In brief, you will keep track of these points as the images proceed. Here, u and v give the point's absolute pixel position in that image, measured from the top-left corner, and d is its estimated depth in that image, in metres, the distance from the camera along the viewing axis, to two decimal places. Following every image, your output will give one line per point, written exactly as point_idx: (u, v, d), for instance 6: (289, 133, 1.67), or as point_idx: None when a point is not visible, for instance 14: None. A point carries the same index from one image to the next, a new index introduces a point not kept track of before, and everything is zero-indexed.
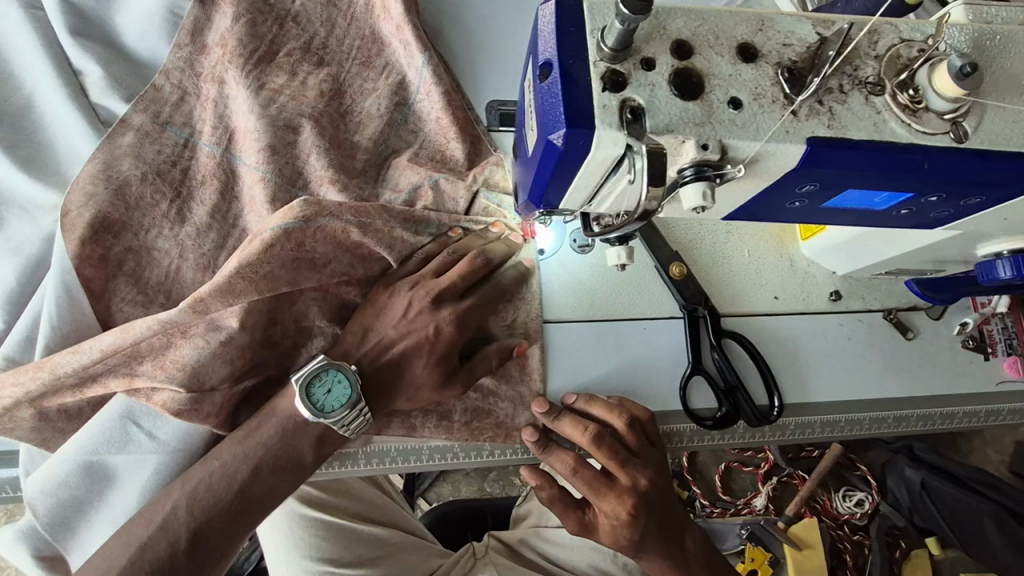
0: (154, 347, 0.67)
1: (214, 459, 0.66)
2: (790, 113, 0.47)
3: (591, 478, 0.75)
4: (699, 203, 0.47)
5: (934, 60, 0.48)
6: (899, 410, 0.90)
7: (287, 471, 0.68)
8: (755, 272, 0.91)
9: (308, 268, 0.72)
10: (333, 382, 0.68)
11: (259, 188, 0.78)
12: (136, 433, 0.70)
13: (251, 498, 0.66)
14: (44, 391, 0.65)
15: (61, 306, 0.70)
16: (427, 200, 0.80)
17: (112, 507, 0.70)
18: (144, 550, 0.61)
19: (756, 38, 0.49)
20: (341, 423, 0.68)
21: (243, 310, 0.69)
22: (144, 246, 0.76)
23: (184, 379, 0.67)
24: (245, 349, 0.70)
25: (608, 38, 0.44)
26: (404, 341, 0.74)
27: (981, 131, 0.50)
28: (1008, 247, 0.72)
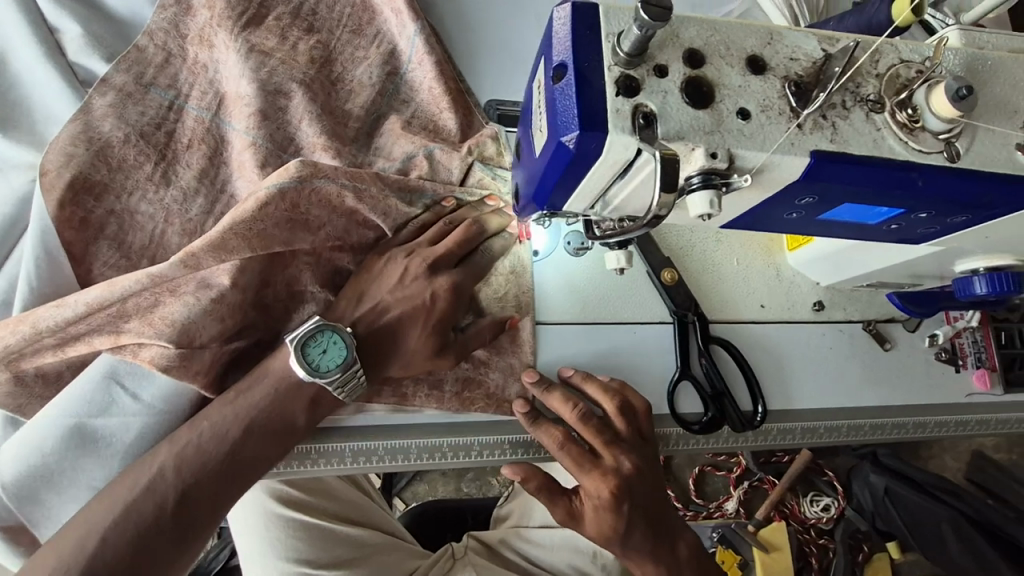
0: (139, 304, 0.65)
1: (201, 422, 0.64)
2: (795, 126, 0.48)
3: (577, 455, 0.74)
4: (706, 211, 0.47)
5: (932, 81, 0.50)
6: (874, 418, 0.93)
7: (275, 435, 0.67)
8: (742, 280, 0.93)
9: (302, 229, 0.70)
10: (327, 344, 0.67)
11: (249, 153, 0.76)
12: (120, 395, 0.67)
13: (240, 460, 0.64)
14: (23, 345, 0.63)
15: (41, 266, 0.69)
16: (421, 169, 0.78)
17: (91, 473, 0.67)
18: (131, 508, 0.59)
19: (765, 51, 0.50)
20: (338, 383, 0.67)
21: (236, 268, 0.67)
22: (128, 209, 0.73)
23: (172, 335, 0.65)
24: (237, 308, 0.68)
25: (624, 43, 0.45)
26: (400, 308, 0.73)
27: (972, 152, 0.52)
28: (985, 266, 0.75)
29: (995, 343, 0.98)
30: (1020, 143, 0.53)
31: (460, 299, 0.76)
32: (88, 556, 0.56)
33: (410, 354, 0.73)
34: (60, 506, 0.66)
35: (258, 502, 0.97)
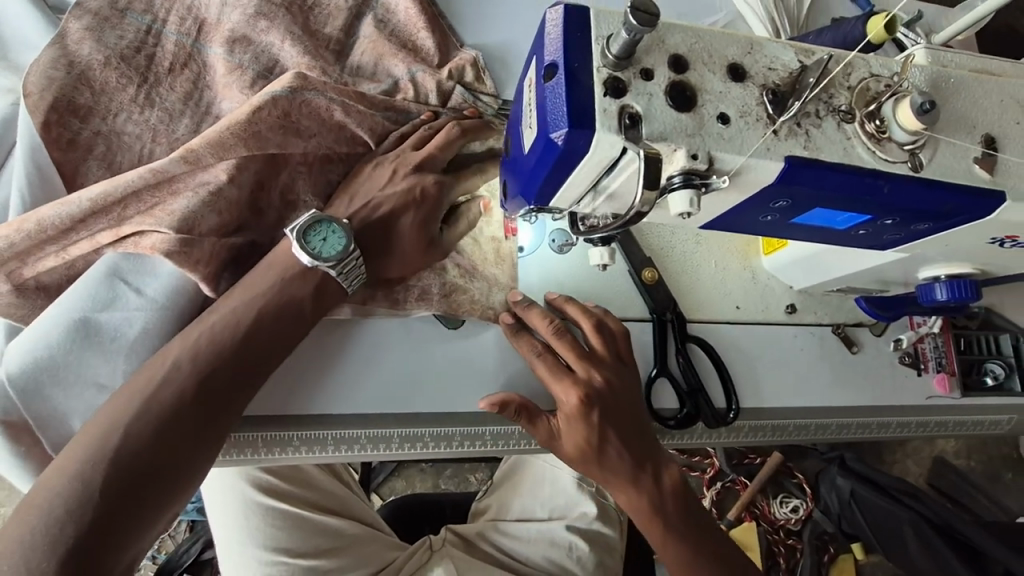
0: (140, 205, 0.67)
1: (210, 316, 0.66)
2: (771, 132, 0.51)
3: (552, 365, 0.77)
4: (686, 209, 0.50)
5: (899, 95, 0.53)
6: (840, 418, 0.97)
7: (286, 322, 0.68)
8: (719, 282, 0.96)
9: (294, 136, 0.72)
10: (325, 234, 0.69)
11: (236, 76, 0.78)
12: (123, 288, 0.68)
13: (254, 346, 0.66)
14: (27, 245, 0.65)
15: (31, 179, 0.70)
16: (407, 92, 0.82)
17: (99, 368, 0.67)
18: (152, 401, 0.60)
19: (745, 60, 0.52)
20: (339, 268, 0.70)
21: (234, 166, 0.70)
22: (114, 130, 0.74)
23: (172, 222, 0.66)
24: (235, 204, 0.70)
25: (613, 46, 0.47)
26: (385, 206, 0.74)
27: (934, 162, 0.56)
28: (946, 273, 0.79)
29: (955, 347, 1.03)
30: (977, 156, 0.57)
31: (448, 197, 0.78)
32: (116, 447, 0.58)
33: (402, 254, 0.76)
34: (69, 404, 0.66)
35: (237, 491, 0.97)
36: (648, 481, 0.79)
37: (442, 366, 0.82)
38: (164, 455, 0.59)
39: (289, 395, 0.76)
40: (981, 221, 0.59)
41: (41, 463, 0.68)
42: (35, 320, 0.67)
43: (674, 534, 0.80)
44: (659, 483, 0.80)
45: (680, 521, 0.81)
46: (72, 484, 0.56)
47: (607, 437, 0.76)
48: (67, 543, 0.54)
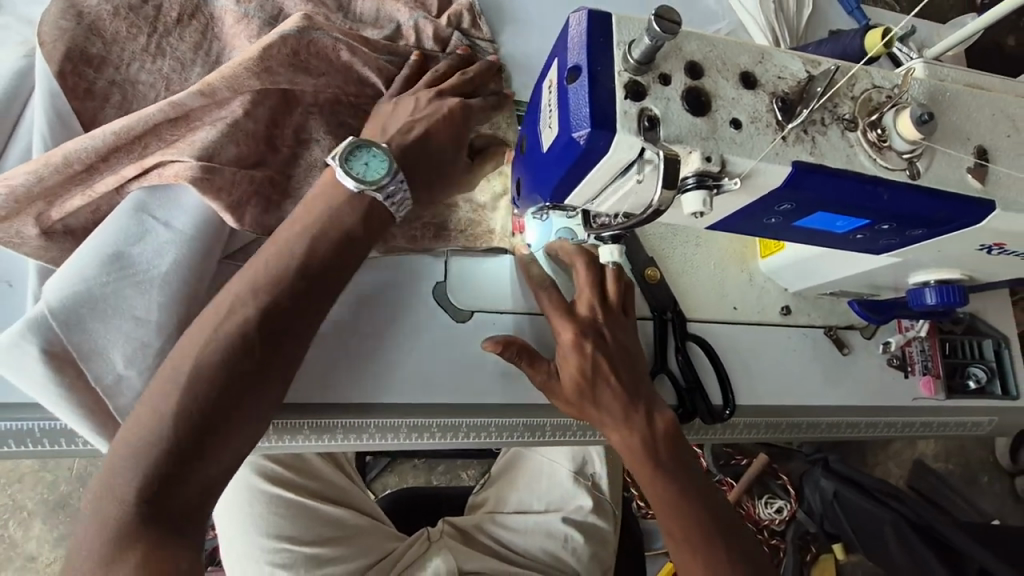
0: (160, 141, 0.71)
1: (268, 250, 0.65)
2: (780, 138, 0.54)
3: (559, 306, 0.81)
4: (699, 209, 0.53)
5: (899, 106, 0.56)
6: (830, 417, 1.01)
7: (342, 253, 0.67)
8: (717, 283, 0.99)
9: (303, 72, 0.76)
10: (366, 159, 0.68)
11: (244, 24, 0.81)
12: (153, 223, 0.70)
13: (314, 278, 0.65)
14: (57, 179, 0.69)
15: (51, 119, 0.73)
16: (410, 37, 0.86)
17: (134, 300, 0.68)
18: (218, 338, 0.60)
19: (757, 68, 0.55)
20: (381, 193, 0.69)
21: (250, 101, 0.74)
22: (129, 80, 0.77)
23: (194, 152, 0.70)
24: (252, 137, 0.74)
25: (636, 52, 0.49)
26: (419, 128, 0.73)
27: (930, 171, 0.59)
28: (936, 278, 0.83)
29: (941, 352, 1.07)
30: (971, 165, 0.60)
31: (470, 121, 0.79)
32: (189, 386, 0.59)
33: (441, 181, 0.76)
34: (104, 339, 0.66)
35: (246, 482, 0.98)
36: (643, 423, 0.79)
37: (452, 353, 0.83)
38: (243, 395, 0.61)
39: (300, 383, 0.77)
40: (971, 229, 0.62)
41: (83, 396, 0.68)
42: (66, 261, 0.69)
43: (664, 474, 0.79)
44: (651, 424, 0.80)
45: (672, 464, 0.80)
46: (163, 424, 0.58)
47: (604, 375, 0.78)
48: (161, 479, 0.57)
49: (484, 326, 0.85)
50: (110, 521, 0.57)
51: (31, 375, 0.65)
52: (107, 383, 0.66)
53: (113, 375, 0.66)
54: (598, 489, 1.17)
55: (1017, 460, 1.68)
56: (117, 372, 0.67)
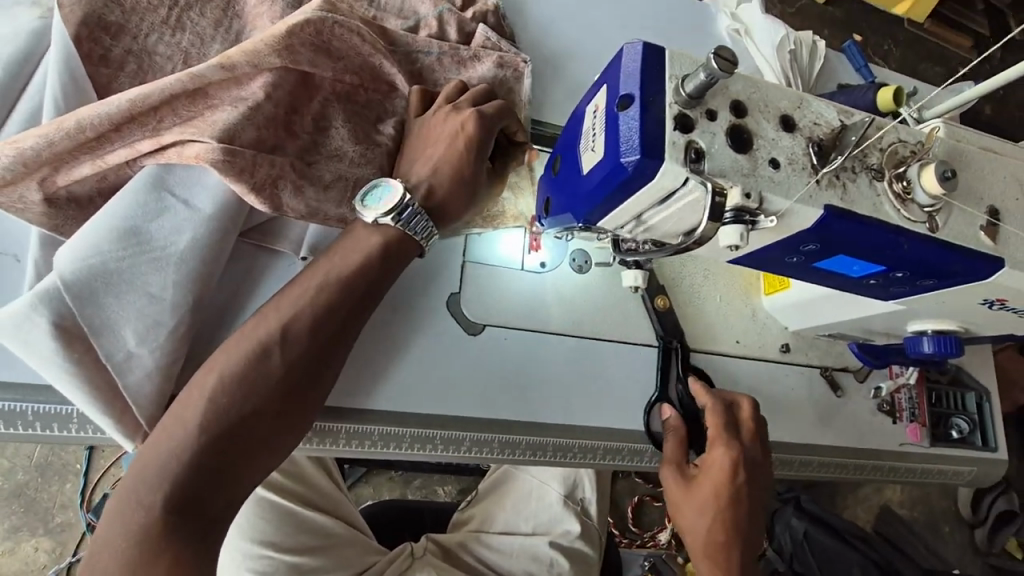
0: (176, 118, 0.68)
1: (326, 261, 0.69)
2: (815, 181, 0.56)
3: (680, 435, 0.86)
4: (735, 242, 0.54)
5: (924, 162, 0.59)
6: (822, 456, 1.02)
7: (393, 267, 0.72)
8: (722, 315, 1.00)
9: (324, 56, 0.73)
10: (380, 191, 0.71)
11: (266, 6, 0.80)
12: (171, 198, 0.70)
13: (365, 292, 0.70)
14: (68, 145, 0.65)
15: (63, 80, 0.71)
16: (430, 29, 0.85)
17: (150, 277, 0.67)
18: (277, 339, 0.65)
19: (795, 112, 0.57)
20: (399, 218, 0.71)
21: (271, 82, 0.71)
22: (145, 50, 0.76)
23: (215, 133, 0.68)
24: (270, 122, 0.71)
25: (688, 86, 0.50)
26: (452, 160, 0.73)
27: (947, 227, 0.61)
28: (934, 328, 0.86)
29: (927, 401, 1.10)
30: (983, 224, 0.63)
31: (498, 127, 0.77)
32: (246, 377, 0.63)
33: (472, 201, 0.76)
34: (116, 316, 0.66)
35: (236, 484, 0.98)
36: (742, 522, 0.82)
37: (461, 364, 0.83)
38: (299, 389, 0.66)
39: None
40: (980, 284, 0.65)
41: (91, 372, 0.66)
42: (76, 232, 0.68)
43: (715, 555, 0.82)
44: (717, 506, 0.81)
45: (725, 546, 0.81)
46: (219, 399, 0.62)
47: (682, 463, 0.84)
48: (204, 447, 0.61)
49: (494, 339, 0.86)
50: (149, 479, 0.59)
51: (40, 351, 0.64)
52: (118, 360, 0.66)
53: (124, 353, 0.66)
54: (586, 514, 1.17)
55: (978, 511, 1.73)
56: (127, 350, 0.66)
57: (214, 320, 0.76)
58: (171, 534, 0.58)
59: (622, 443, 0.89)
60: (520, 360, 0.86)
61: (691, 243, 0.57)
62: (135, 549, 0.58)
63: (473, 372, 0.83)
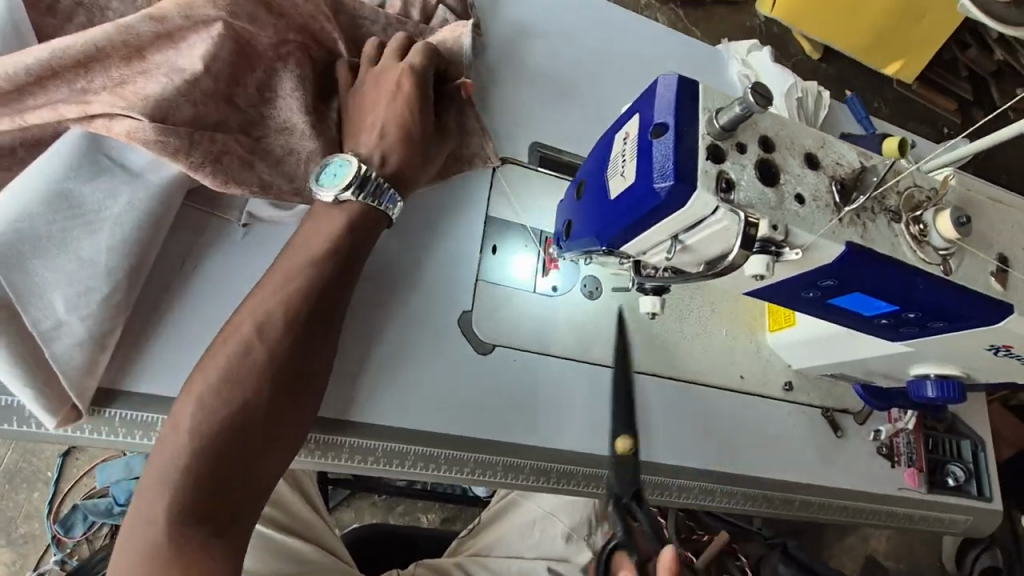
0: (106, 78, 0.69)
1: (297, 252, 0.72)
2: (837, 218, 0.57)
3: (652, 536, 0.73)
4: (761, 272, 0.55)
5: (939, 207, 0.61)
6: (823, 497, 1.02)
7: (360, 246, 0.75)
8: (727, 350, 1.01)
9: (269, 20, 0.75)
10: (336, 169, 0.75)
11: None
12: (104, 165, 0.70)
13: (337, 280, 0.72)
14: None
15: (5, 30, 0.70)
16: (395, 11, 0.90)
17: (82, 242, 0.67)
18: (255, 333, 0.67)
19: (819, 151, 0.59)
20: (360, 193, 0.74)
21: (209, 54, 0.71)
22: (97, 6, 0.76)
23: (145, 105, 0.68)
24: (210, 94, 0.72)
25: (722, 118, 0.52)
26: (397, 122, 0.78)
27: (960, 271, 0.63)
28: (935, 372, 0.87)
29: (924, 447, 1.12)
30: (994, 270, 0.65)
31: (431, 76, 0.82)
32: (230, 373, 0.65)
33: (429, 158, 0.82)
34: (45, 283, 0.65)
35: None
36: None
37: (467, 383, 0.82)
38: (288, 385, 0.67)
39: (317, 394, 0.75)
40: (990, 330, 0.67)
41: (17, 341, 0.65)
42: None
43: None
44: None
45: None
46: (212, 402, 0.63)
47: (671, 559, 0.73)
48: (203, 453, 0.61)
49: (503, 360, 0.85)
50: (156, 490, 0.60)
51: None
52: (46, 327, 0.65)
53: (53, 320, 0.65)
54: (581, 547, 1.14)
55: (963, 566, 1.68)
56: (57, 316, 0.65)
57: (171, 297, 0.75)
58: (183, 545, 0.59)
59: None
60: (526, 381, 0.85)
61: (720, 265, 0.57)
62: (148, 564, 0.59)
63: (479, 392, 0.83)
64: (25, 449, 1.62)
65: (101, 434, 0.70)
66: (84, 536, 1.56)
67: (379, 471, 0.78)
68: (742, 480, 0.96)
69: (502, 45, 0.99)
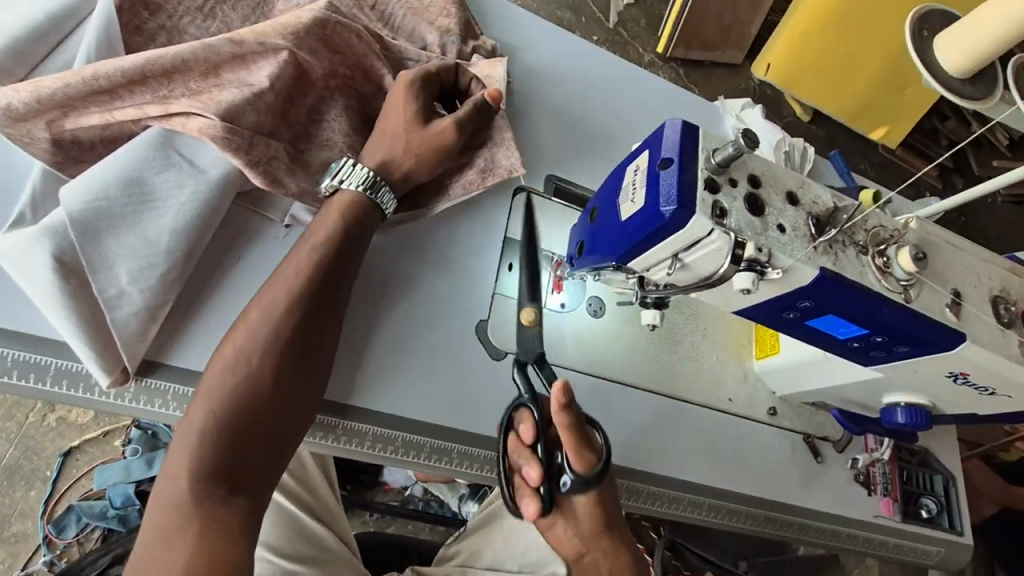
0: (186, 89, 0.78)
1: (308, 237, 0.80)
2: (813, 247, 0.67)
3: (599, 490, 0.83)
4: (747, 286, 0.65)
5: (900, 245, 0.71)
6: (802, 517, 1.08)
7: (363, 232, 0.83)
8: (717, 373, 1.09)
9: (326, 51, 0.86)
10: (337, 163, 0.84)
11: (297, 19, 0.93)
12: (175, 158, 0.78)
13: (341, 263, 0.80)
14: (82, 92, 0.74)
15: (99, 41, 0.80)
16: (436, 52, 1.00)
17: (148, 224, 0.76)
18: (268, 311, 0.75)
19: (798, 191, 0.70)
20: (361, 184, 0.83)
21: (274, 74, 0.81)
22: (176, 28, 0.86)
23: (218, 110, 0.77)
24: (271, 107, 0.81)
25: (719, 157, 0.63)
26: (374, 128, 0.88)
27: (918, 300, 0.73)
28: (905, 401, 0.96)
29: (897, 476, 1.19)
30: (948, 302, 0.75)
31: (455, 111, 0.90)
32: (245, 347, 0.73)
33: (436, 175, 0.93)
34: (112, 256, 0.73)
35: None
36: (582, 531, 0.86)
37: (481, 383, 0.90)
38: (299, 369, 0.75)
39: (348, 384, 0.84)
40: (945, 355, 0.76)
41: (81, 304, 0.72)
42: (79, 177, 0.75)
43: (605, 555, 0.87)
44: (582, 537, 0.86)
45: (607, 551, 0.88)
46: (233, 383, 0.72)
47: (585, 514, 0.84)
48: (224, 420, 0.70)
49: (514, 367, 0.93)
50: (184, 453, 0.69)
51: (39, 279, 0.71)
52: (109, 295, 0.72)
53: (116, 289, 0.73)
54: None
55: None
56: (120, 287, 0.73)
57: (215, 287, 0.82)
58: (204, 499, 0.68)
59: (618, 479, 0.96)
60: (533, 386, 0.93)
61: (713, 277, 0.67)
62: (168, 515, 0.67)
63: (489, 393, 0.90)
64: (27, 448, 1.62)
65: (141, 403, 0.76)
66: (76, 538, 1.56)
67: (395, 460, 0.85)
68: (728, 494, 1.03)
69: (524, 88, 1.11)
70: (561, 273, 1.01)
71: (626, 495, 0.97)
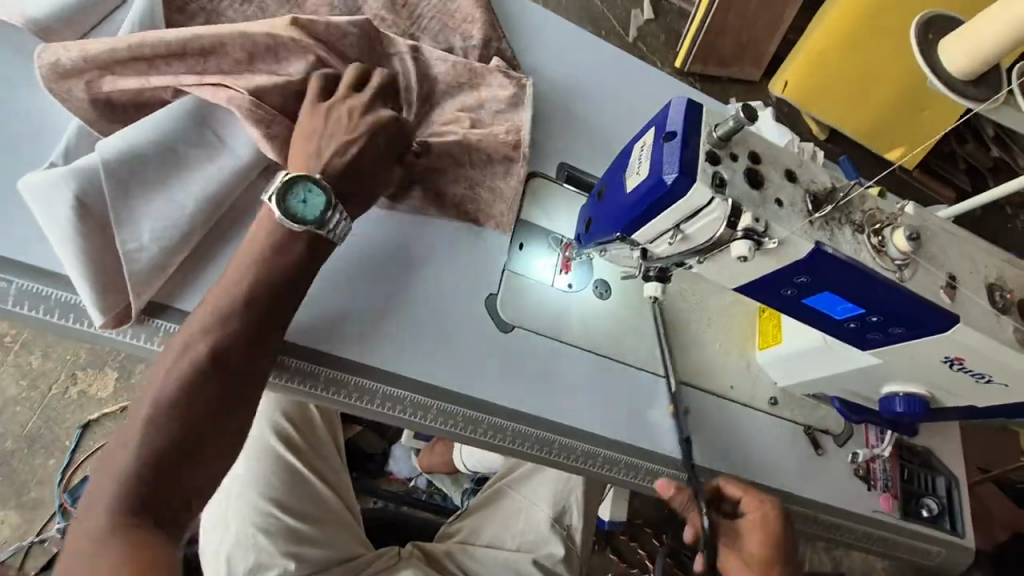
0: (221, 61, 0.85)
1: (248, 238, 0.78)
2: (809, 221, 0.70)
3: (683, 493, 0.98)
4: (743, 253, 0.68)
5: (894, 226, 0.74)
6: (800, 506, 1.09)
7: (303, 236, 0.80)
8: (719, 361, 1.12)
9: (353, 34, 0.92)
10: (307, 192, 0.78)
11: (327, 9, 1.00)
12: (210, 133, 0.86)
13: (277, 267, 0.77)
14: (127, 57, 0.81)
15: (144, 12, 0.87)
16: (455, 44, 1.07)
17: (180, 188, 0.82)
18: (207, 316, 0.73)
19: (797, 170, 0.73)
20: (322, 227, 0.79)
21: (302, 55, 0.87)
22: (216, 11, 0.94)
23: (250, 83, 0.84)
24: (298, 82, 0.88)
25: (720, 130, 0.67)
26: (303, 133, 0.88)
27: (913, 280, 0.75)
28: (903, 390, 0.98)
29: (898, 475, 1.20)
30: (943, 285, 0.77)
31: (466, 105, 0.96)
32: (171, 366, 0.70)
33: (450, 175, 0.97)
34: (137, 209, 0.79)
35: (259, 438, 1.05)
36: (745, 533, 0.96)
37: (488, 354, 0.94)
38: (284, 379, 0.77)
39: (358, 344, 0.88)
40: (941, 337, 0.78)
41: (93, 248, 0.77)
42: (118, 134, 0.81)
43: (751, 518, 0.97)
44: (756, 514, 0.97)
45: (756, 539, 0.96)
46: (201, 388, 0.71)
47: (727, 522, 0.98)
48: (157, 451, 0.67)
49: (519, 340, 0.97)
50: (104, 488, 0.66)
51: (57, 219, 0.76)
52: (129, 246, 0.77)
53: (136, 242, 0.78)
54: (570, 543, 1.21)
55: None
56: (140, 241, 0.78)
57: (241, 248, 0.87)
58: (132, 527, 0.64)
59: (620, 454, 0.98)
60: (537, 357, 0.97)
61: (713, 244, 0.71)
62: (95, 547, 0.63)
63: (496, 363, 0.94)
64: (49, 417, 1.68)
65: (155, 344, 0.81)
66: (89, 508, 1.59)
67: (402, 419, 0.89)
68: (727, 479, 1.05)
69: (541, 84, 1.17)
70: (569, 254, 1.05)
71: (629, 472, 0.99)
